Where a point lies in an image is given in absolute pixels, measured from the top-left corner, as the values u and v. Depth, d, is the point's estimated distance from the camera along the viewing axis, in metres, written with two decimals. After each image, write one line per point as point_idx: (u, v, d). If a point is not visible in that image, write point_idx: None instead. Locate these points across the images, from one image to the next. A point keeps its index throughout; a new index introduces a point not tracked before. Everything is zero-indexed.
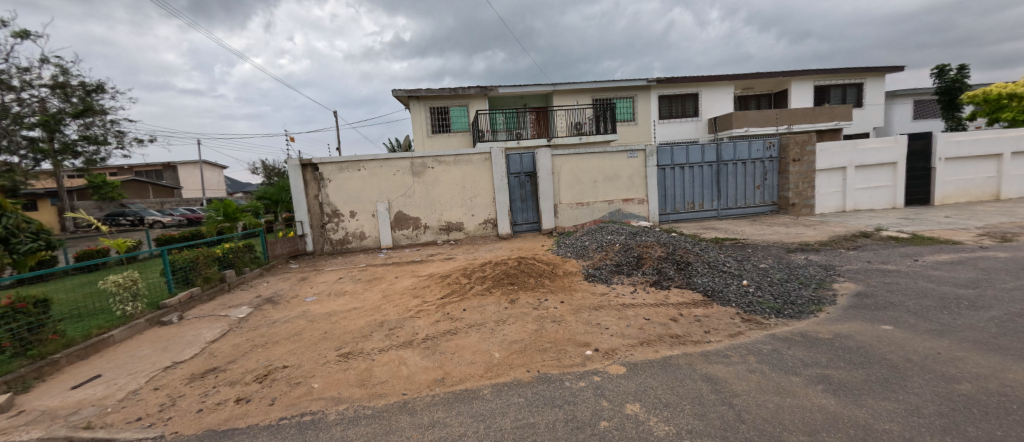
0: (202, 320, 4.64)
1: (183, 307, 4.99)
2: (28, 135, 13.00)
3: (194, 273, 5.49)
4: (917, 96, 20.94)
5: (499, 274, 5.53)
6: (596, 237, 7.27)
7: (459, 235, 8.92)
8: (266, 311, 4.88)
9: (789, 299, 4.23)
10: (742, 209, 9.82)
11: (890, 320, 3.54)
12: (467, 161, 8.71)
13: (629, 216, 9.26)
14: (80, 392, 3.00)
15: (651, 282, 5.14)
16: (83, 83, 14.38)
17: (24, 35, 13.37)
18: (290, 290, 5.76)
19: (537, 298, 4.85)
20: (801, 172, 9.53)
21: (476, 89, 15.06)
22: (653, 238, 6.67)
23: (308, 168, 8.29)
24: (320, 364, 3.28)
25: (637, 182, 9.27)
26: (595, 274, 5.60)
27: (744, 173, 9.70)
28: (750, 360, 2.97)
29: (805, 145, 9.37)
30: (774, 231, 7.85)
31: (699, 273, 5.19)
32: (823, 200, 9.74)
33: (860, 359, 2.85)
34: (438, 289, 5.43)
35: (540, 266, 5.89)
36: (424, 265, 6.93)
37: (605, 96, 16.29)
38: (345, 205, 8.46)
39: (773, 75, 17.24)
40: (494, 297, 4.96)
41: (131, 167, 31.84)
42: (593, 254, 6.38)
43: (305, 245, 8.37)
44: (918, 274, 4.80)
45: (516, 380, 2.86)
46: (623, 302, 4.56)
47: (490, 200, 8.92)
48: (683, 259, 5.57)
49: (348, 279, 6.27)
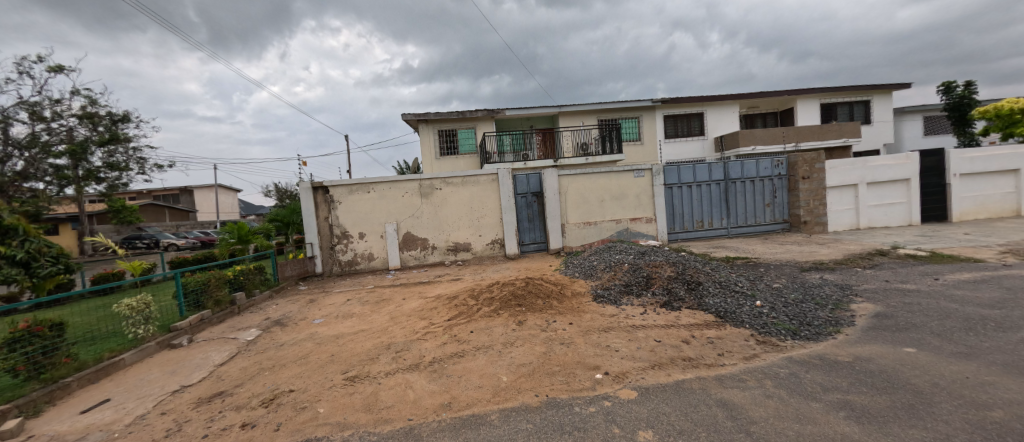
0: (211, 343, 4.62)
1: (193, 330, 4.95)
2: (54, 163, 13.78)
3: (205, 296, 5.50)
4: (926, 112, 20.98)
5: (507, 295, 5.50)
6: (604, 257, 7.18)
7: (467, 256, 8.94)
8: (274, 333, 4.85)
9: (806, 320, 4.09)
10: (753, 227, 9.67)
11: (913, 343, 3.40)
12: (474, 182, 8.82)
13: (637, 235, 9.20)
14: (88, 417, 3.00)
15: (662, 303, 5.03)
16: (110, 113, 15.14)
17: (60, 68, 14.29)
18: (298, 312, 5.74)
19: (546, 320, 4.79)
20: (811, 189, 9.42)
21: (484, 112, 15.45)
22: (662, 258, 6.57)
23: (318, 191, 8.46)
24: (327, 388, 3.25)
25: (645, 201, 9.24)
26: (604, 295, 5.51)
27: (753, 191, 9.61)
28: (767, 384, 2.87)
29: (814, 163, 9.31)
30: (787, 249, 7.68)
31: (711, 294, 5.08)
32: (835, 217, 9.58)
33: (883, 384, 2.73)
34: (445, 311, 5.38)
35: (548, 286, 5.85)
36: (432, 286, 6.92)
37: (610, 117, 16.55)
38: (354, 227, 8.57)
39: (778, 94, 17.40)
40: (501, 319, 4.91)
41: (150, 191, 32.92)
42: (602, 274, 6.29)
43: (315, 267, 8.45)
44: (940, 294, 4.64)
45: (524, 405, 2.79)
46: (633, 323, 4.47)
47: (497, 220, 8.96)
48: (694, 279, 5.48)
49: (356, 301, 6.25)
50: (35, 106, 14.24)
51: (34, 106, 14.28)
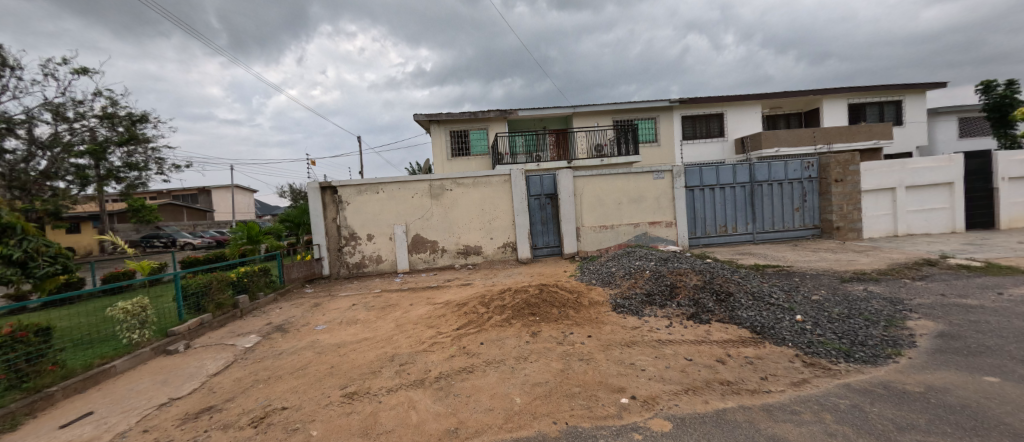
0: (208, 350, 4.36)
1: (191, 335, 4.70)
2: (75, 163, 14.17)
3: (206, 299, 5.24)
4: (961, 114, 19.94)
5: (519, 304, 5.19)
6: (623, 263, 6.73)
7: (477, 260, 8.61)
8: (274, 340, 4.56)
9: (858, 339, 3.61)
10: (781, 233, 9.04)
11: (992, 370, 2.92)
12: (486, 183, 8.52)
13: (656, 239, 8.71)
14: (66, 433, 2.77)
15: (688, 315, 4.60)
16: (129, 114, 15.46)
17: (85, 70, 14.74)
18: (301, 318, 5.46)
19: (561, 331, 4.43)
20: (844, 193, 8.77)
21: (497, 112, 15.20)
22: (686, 264, 6.05)
23: (327, 191, 8.27)
24: (322, 406, 2.95)
25: (664, 204, 8.77)
26: (624, 305, 5.07)
27: (781, 194, 9.01)
28: (826, 419, 2.44)
29: (848, 164, 8.69)
30: (821, 257, 7.11)
31: (743, 306, 4.62)
32: (870, 223, 8.94)
33: (972, 423, 2.28)
34: (454, 319, 5.06)
35: (563, 295, 5.50)
36: (441, 292, 6.59)
37: (625, 117, 16.11)
38: (362, 229, 8.35)
39: (803, 94, 16.67)
40: (514, 329, 4.56)
41: (170, 192, 33.73)
42: (621, 282, 5.85)
43: (322, 269, 8.24)
44: (1009, 311, 4.10)
45: (541, 435, 2.43)
46: (659, 338, 4.05)
47: (509, 223, 8.62)
48: (724, 289, 5.01)
49: (361, 306, 5.98)
50: (58, 107, 14.66)
51: (58, 107, 14.70)
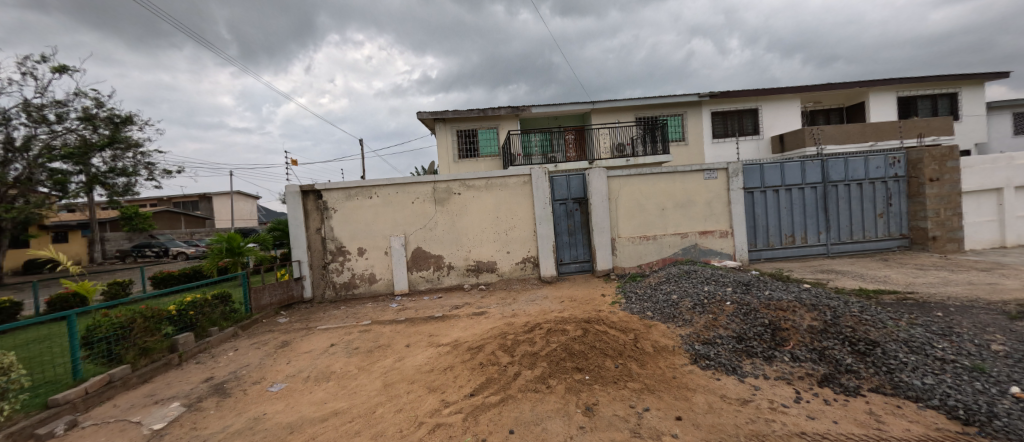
0: (95, 433, 2.88)
1: (87, 404, 3.25)
2: (51, 167, 12.97)
3: (124, 345, 3.83)
4: (1016, 109, 18.12)
5: (557, 354, 3.67)
6: (685, 288, 5.17)
7: (491, 278, 7.13)
8: (203, 414, 3.09)
9: None
10: (861, 244, 7.41)
11: None
12: (501, 185, 7.04)
13: (708, 253, 7.15)
14: None
15: (821, 380, 3.02)
16: (113, 115, 14.31)
17: (65, 67, 13.65)
18: (255, 369, 3.98)
19: (630, 407, 2.87)
20: (941, 195, 7.13)
21: (508, 109, 13.83)
22: (779, 293, 4.46)
23: (310, 196, 6.89)
24: None
25: (717, 210, 7.22)
26: (711, 358, 3.52)
27: (860, 197, 7.39)
28: None
29: (945, 160, 7.07)
30: (938, 277, 5.51)
31: (907, 367, 3.01)
32: (971, 232, 7.29)
33: None
34: (467, 375, 3.55)
35: (615, 338, 3.96)
36: (447, 325, 5.11)
37: (650, 114, 14.60)
38: (352, 241, 6.91)
39: (847, 86, 15.02)
40: (556, 400, 3.02)
41: (170, 199, 32.99)
42: (693, 318, 4.30)
43: (303, 291, 6.80)
44: None
45: None
46: (799, 428, 2.48)
47: (529, 233, 7.13)
48: (861, 338, 3.41)
49: (341, 348, 4.51)
50: (36, 108, 13.60)
51: (36, 109, 13.64)
